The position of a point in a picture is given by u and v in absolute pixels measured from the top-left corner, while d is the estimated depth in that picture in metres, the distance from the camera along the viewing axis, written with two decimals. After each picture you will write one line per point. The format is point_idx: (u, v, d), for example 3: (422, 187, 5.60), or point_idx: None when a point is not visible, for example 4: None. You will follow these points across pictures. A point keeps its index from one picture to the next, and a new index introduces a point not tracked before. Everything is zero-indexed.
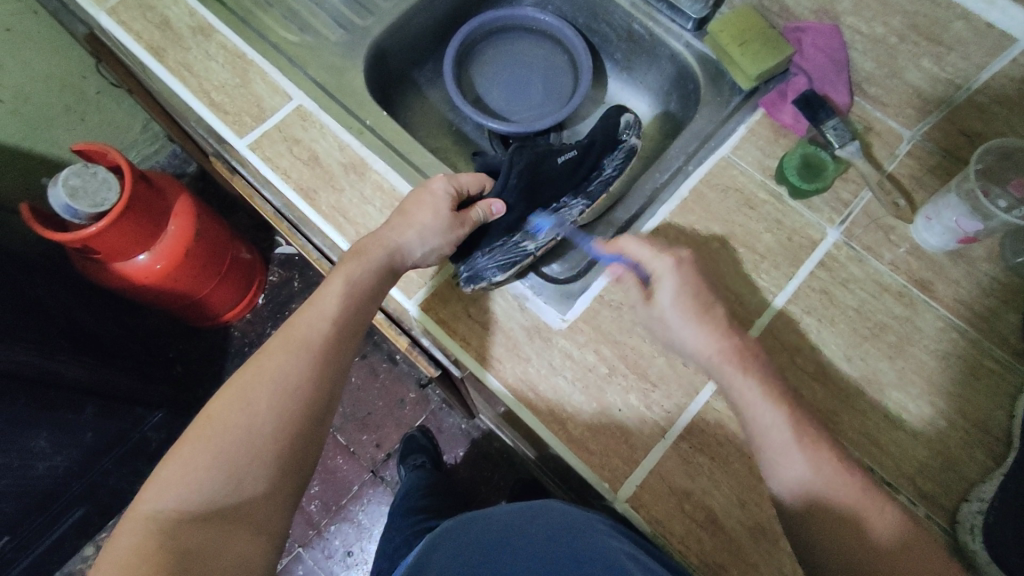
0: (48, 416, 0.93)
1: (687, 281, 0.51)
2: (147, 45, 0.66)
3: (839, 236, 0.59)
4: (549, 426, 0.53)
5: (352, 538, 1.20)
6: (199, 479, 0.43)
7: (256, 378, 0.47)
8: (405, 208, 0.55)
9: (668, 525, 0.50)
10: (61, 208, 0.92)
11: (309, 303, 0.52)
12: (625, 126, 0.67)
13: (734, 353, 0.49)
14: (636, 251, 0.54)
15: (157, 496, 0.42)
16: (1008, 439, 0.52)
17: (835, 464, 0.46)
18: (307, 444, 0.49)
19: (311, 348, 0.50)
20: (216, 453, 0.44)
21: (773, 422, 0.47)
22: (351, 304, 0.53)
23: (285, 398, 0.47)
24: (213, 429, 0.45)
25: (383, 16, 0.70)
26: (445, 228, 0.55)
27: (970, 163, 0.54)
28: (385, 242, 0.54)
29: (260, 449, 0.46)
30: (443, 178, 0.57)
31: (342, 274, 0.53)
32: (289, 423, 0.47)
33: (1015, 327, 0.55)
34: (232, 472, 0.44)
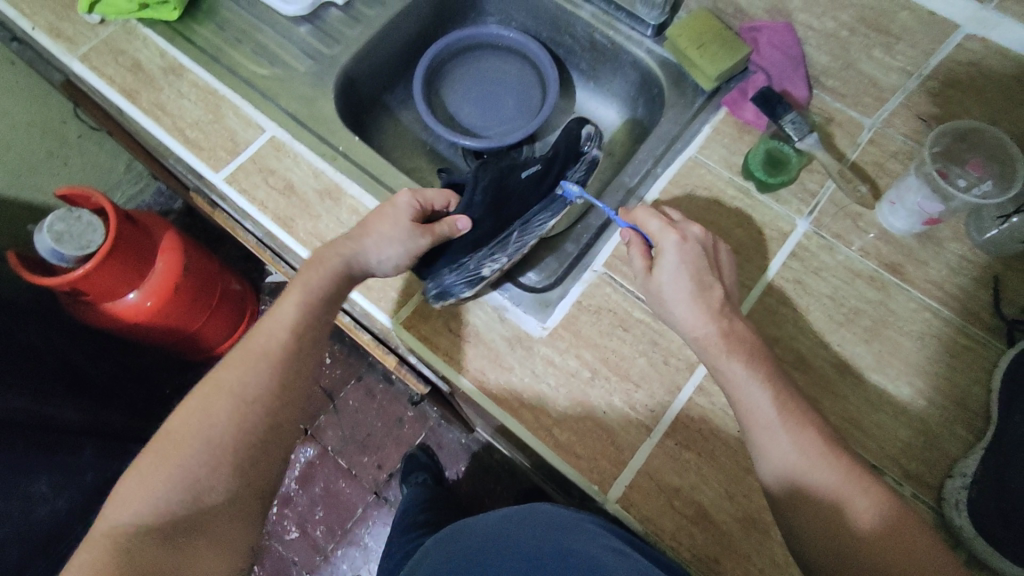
0: (47, 460, 0.94)
1: (687, 258, 0.52)
2: (119, 88, 0.67)
3: (808, 227, 0.60)
4: (536, 433, 0.54)
5: (359, 561, 1.20)
6: (158, 492, 0.46)
7: (215, 392, 0.49)
8: (365, 220, 0.55)
9: (659, 522, 0.51)
10: (48, 253, 0.93)
11: (270, 311, 0.53)
12: (587, 138, 0.66)
13: (722, 342, 0.50)
14: (648, 223, 0.55)
15: (118, 510, 0.45)
16: (987, 413, 0.53)
17: (820, 449, 0.46)
18: (266, 452, 0.51)
19: (269, 359, 0.51)
20: (175, 466, 0.47)
21: (760, 399, 0.48)
22: (310, 312, 0.53)
23: (242, 409, 0.49)
24: (172, 443, 0.48)
25: (350, 43, 0.72)
26: (404, 237, 0.54)
27: (925, 148, 0.55)
28: (344, 249, 0.54)
29: (221, 461, 0.48)
30: (407, 191, 0.56)
31: (300, 283, 0.53)
32: (247, 435, 0.49)
33: (988, 303, 0.57)
34: (192, 484, 0.47)
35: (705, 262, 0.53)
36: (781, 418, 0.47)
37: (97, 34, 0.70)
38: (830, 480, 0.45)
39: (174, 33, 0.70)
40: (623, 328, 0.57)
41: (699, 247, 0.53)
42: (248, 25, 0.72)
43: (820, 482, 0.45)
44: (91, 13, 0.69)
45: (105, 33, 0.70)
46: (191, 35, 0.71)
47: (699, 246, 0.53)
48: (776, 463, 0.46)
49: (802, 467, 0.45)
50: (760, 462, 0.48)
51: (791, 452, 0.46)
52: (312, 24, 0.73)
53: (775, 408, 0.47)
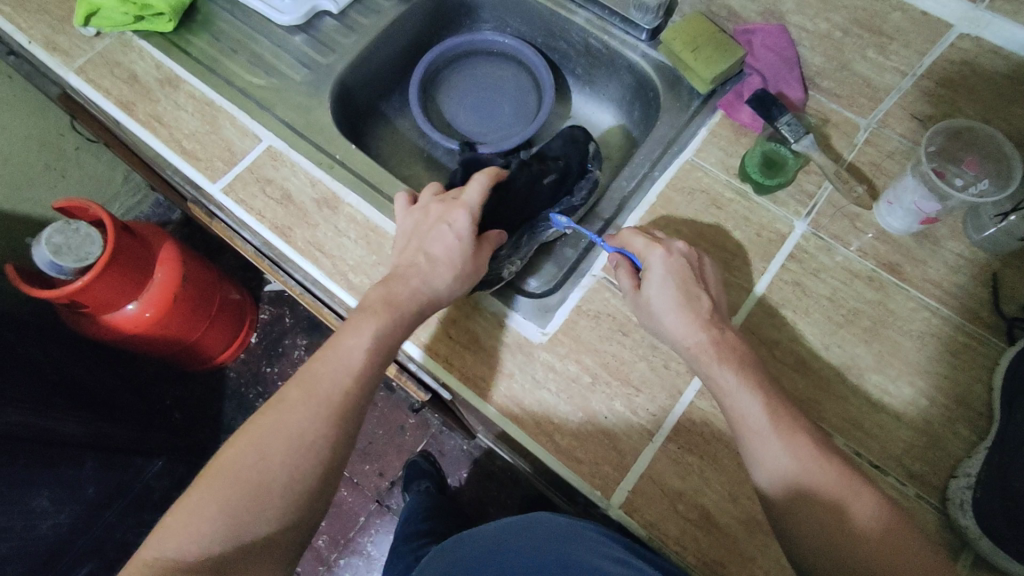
0: (50, 474, 0.93)
1: (675, 271, 0.53)
2: (116, 100, 0.67)
3: (806, 228, 0.60)
4: (538, 439, 0.53)
5: (362, 570, 1.20)
6: (204, 531, 0.45)
7: (273, 432, 0.48)
8: (430, 244, 0.55)
9: (663, 527, 0.50)
10: (46, 265, 0.93)
11: (335, 349, 0.51)
12: (591, 158, 0.70)
13: (713, 350, 0.50)
14: (632, 242, 0.56)
15: (160, 543, 0.44)
16: (990, 412, 0.53)
17: (815, 456, 0.46)
18: (314, 497, 0.49)
19: (330, 406, 0.49)
20: (224, 505, 0.46)
21: (751, 408, 0.48)
22: (377, 354, 0.51)
23: (297, 456, 0.48)
24: (220, 480, 0.46)
25: (346, 52, 0.72)
26: (471, 265, 0.56)
27: (920, 147, 0.55)
28: (417, 278, 0.54)
29: (264, 505, 0.47)
30: (466, 211, 0.56)
31: (376, 310, 0.52)
32: (299, 481, 0.48)
33: (987, 301, 0.57)
34: (235, 526, 0.46)
35: (692, 273, 0.54)
36: (773, 427, 0.47)
37: (93, 47, 0.70)
38: (825, 484, 0.45)
39: (170, 45, 0.70)
40: (623, 332, 0.56)
41: (684, 261, 0.54)
42: (243, 35, 0.72)
43: (815, 487, 0.44)
44: (86, 26, 0.69)
45: (101, 45, 0.70)
46: (187, 46, 0.71)
47: (683, 259, 0.54)
48: (769, 471, 0.46)
49: (796, 472, 0.45)
50: (754, 471, 0.47)
51: (784, 459, 0.46)
52: (308, 34, 0.73)
53: (767, 416, 0.47)
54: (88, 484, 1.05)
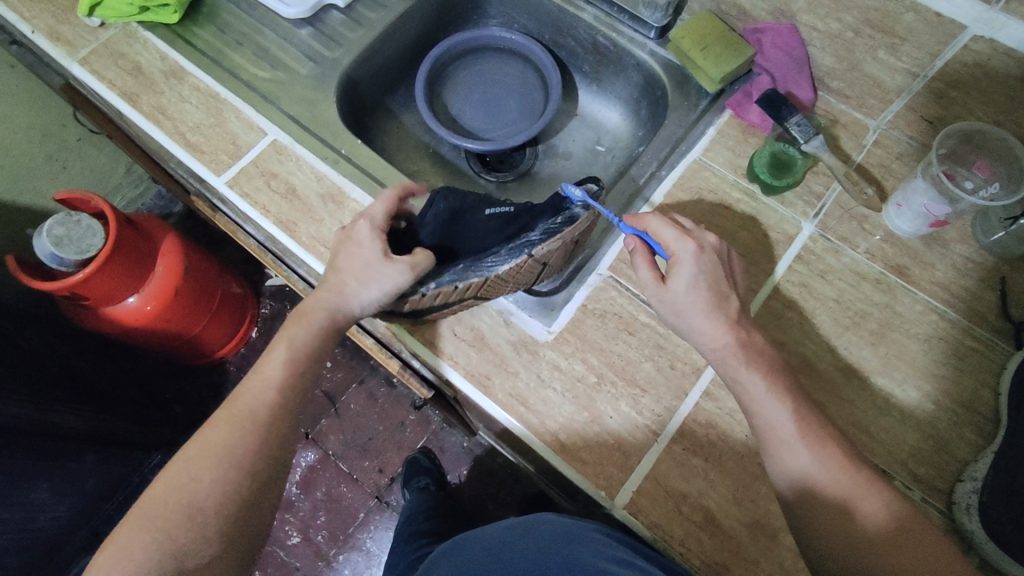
0: (48, 466, 0.93)
1: (705, 268, 0.51)
2: (120, 91, 0.66)
3: (814, 229, 0.60)
4: (542, 438, 0.53)
5: (361, 566, 1.20)
6: (138, 559, 0.44)
7: (201, 452, 0.48)
8: (336, 263, 0.53)
9: (667, 528, 0.50)
10: (47, 256, 0.93)
11: (257, 370, 0.52)
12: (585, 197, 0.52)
13: (740, 353, 0.50)
14: (662, 232, 0.53)
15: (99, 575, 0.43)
16: (996, 417, 0.53)
17: (841, 464, 0.46)
18: (253, 513, 0.49)
19: (257, 422, 0.50)
20: (158, 531, 0.45)
21: (781, 415, 0.47)
22: (295, 370, 0.52)
23: (231, 473, 0.48)
24: (154, 507, 0.46)
25: (352, 46, 0.71)
26: (375, 274, 0.50)
27: (931, 150, 0.55)
28: (324, 302, 0.53)
29: (199, 526, 0.46)
30: (363, 220, 0.53)
31: (285, 339, 0.53)
32: (234, 496, 0.48)
33: (994, 306, 0.56)
34: (175, 549, 0.45)
35: (722, 270, 0.52)
36: (803, 436, 0.46)
37: (97, 38, 0.69)
38: (857, 497, 0.45)
39: (175, 37, 0.70)
40: (628, 332, 0.56)
41: (716, 258, 0.52)
42: (249, 28, 0.72)
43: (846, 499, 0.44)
44: (90, 16, 0.69)
45: (105, 36, 0.69)
46: (192, 38, 0.70)
47: (716, 256, 0.52)
48: (797, 480, 0.46)
49: (826, 483, 0.45)
50: (779, 481, 0.47)
51: (813, 469, 0.45)
52: (314, 27, 0.72)
53: (795, 424, 0.47)
54: (86, 477, 1.05)
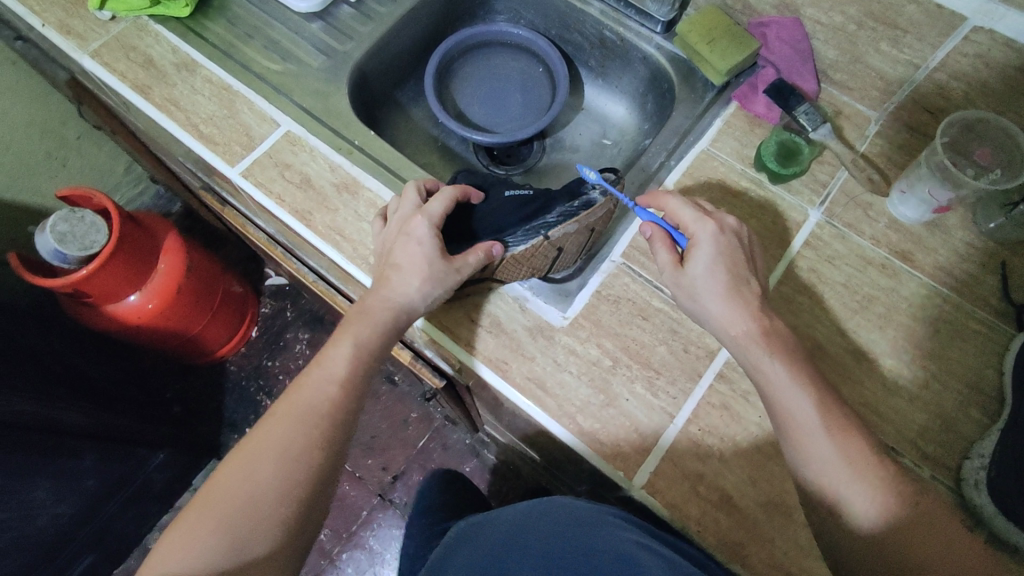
0: (46, 465, 0.91)
1: (722, 248, 0.52)
2: (132, 83, 0.67)
3: (821, 217, 0.61)
4: (559, 421, 0.54)
5: (364, 564, 1.20)
6: (201, 548, 0.44)
7: (265, 443, 0.48)
8: (392, 260, 0.53)
9: (685, 508, 0.51)
10: (50, 253, 0.92)
11: (318, 366, 0.52)
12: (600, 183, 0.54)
13: (761, 338, 0.50)
14: (682, 214, 0.54)
15: (162, 561, 0.44)
16: (1001, 396, 0.54)
17: (864, 456, 0.46)
18: (313, 507, 0.48)
19: (316, 416, 0.49)
20: (221, 520, 0.45)
21: (806, 405, 0.48)
22: (358, 368, 0.52)
23: (292, 464, 0.47)
24: (218, 495, 0.46)
25: (363, 39, 0.72)
26: (439, 274, 0.52)
27: (936, 137, 0.56)
28: (384, 299, 0.52)
29: (258, 515, 0.46)
30: (419, 217, 0.53)
31: (349, 335, 0.52)
32: (296, 488, 0.47)
33: (995, 289, 0.58)
34: (234, 537, 0.45)
35: (740, 251, 0.53)
36: (827, 424, 0.47)
37: (108, 31, 0.69)
38: (887, 486, 0.45)
39: (186, 30, 0.70)
40: (642, 317, 0.57)
41: (734, 238, 0.53)
42: (260, 22, 0.72)
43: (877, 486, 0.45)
44: (101, 9, 0.69)
45: (116, 29, 0.69)
46: (203, 31, 0.71)
47: (734, 238, 0.53)
48: (825, 468, 0.46)
49: (856, 471, 0.45)
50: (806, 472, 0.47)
51: (841, 458, 0.46)
52: (324, 21, 0.73)
53: (818, 413, 0.47)
54: (86, 477, 1.02)
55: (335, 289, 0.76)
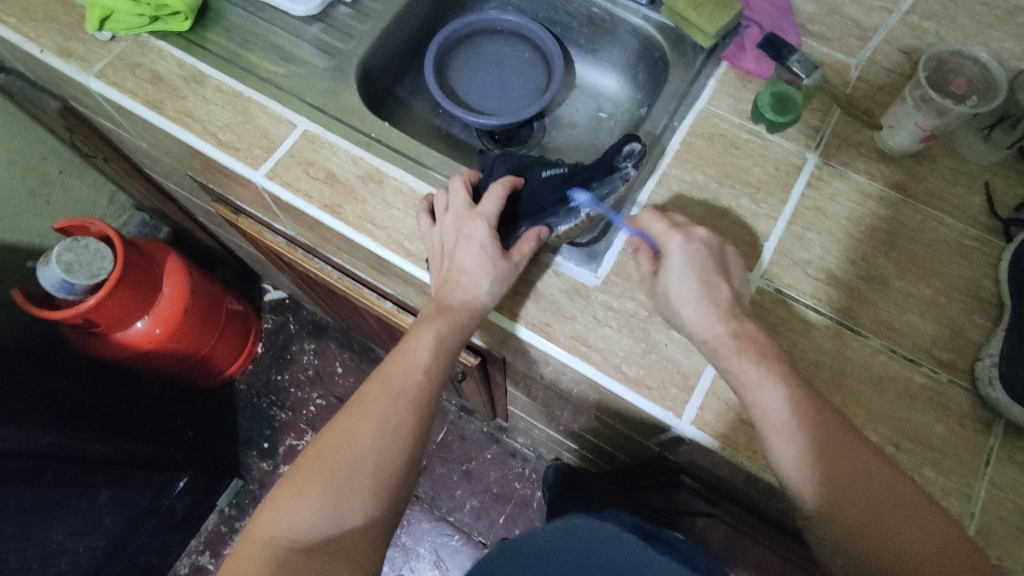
0: (60, 506, 0.90)
1: (693, 258, 0.54)
2: (143, 100, 0.67)
3: (818, 158, 0.66)
4: (607, 371, 0.57)
5: (400, 560, 1.24)
6: (309, 512, 0.48)
7: (362, 418, 0.52)
8: (457, 261, 0.57)
9: (734, 436, 0.55)
10: (56, 285, 0.91)
11: (408, 349, 0.55)
12: (628, 153, 0.57)
13: (732, 343, 0.51)
14: (651, 226, 0.57)
15: (273, 523, 0.48)
16: (1000, 300, 0.59)
17: (830, 450, 0.48)
18: (403, 479, 0.52)
19: (408, 397, 0.53)
20: (326, 487, 0.49)
21: (775, 403, 0.49)
22: (440, 355, 0.55)
23: (388, 440, 0.51)
24: (320, 463, 0.50)
25: (363, 37, 0.74)
26: (502, 271, 0.56)
27: (918, 72, 0.61)
28: (462, 294, 0.56)
29: (358, 485, 0.50)
30: (478, 220, 0.57)
31: (431, 330, 0.55)
32: (390, 463, 0.51)
33: (982, 207, 0.63)
34: (338, 505, 0.49)
35: (711, 261, 0.54)
36: (800, 421, 0.48)
37: (110, 51, 0.70)
38: (858, 482, 0.47)
39: (188, 43, 0.71)
40: None
41: (704, 248, 0.55)
42: (259, 29, 0.74)
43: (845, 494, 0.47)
44: (101, 30, 0.70)
45: (118, 49, 0.70)
46: (205, 43, 0.72)
47: (705, 247, 0.55)
48: (790, 469, 0.48)
49: (824, 473, 0.47)
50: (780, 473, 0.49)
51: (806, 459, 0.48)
52: (323, 23, 0.75)
53: (791, 410, 0.48)
54: (105, 511, 1.01)
55: (361, 282, 0.78)
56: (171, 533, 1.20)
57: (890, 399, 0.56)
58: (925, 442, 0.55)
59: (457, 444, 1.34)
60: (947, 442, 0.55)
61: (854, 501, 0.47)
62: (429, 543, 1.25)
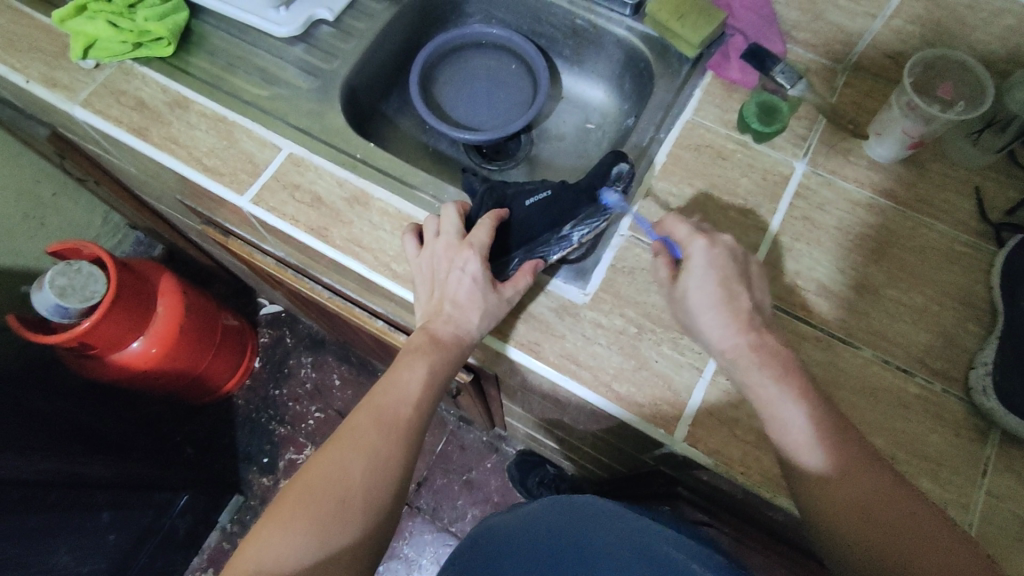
0: (61, 532, 0.90)
1: (713, 265, 0.53)
2: (128, 127, 0.67)
3: (806, 167, 0.65)
4: (598, 390, 0.57)
5: (403, 573, 1.24)
6: (296, 543, 0.47)
7: (352, 449, 0.51)
8: (450, 295, 0.57)
9: (726, 452, 0.54)
10: (50, 310, 0.91)
11: (399, 381, 0.55)
12: (618, 176, 0.62)
13: (751, 354, 0.50)
14: (676, 230, 0.56)
15: (257, 555, 0.46)
16: (992, 307, 0.59)
17: (849, 466, 0.46)
18: (391, 512, 0.52)
19: (399, 429, 0.53)
20: (314, 518, 0.48)
21: (795, 418, 0.48)
22: (430, 388, 0.56)
23: (378, 471, 0.51)
24: (308, 494, 0.49)
25: (347, 57, 0.74)
26: (494, 305, 0.56)
27: (902, 78, 0.60)
28: (453, 328, 0.57)
29: (347, 517, 0.49)
30: (469, 251, 0.57)
31: (423, 361, 0.56)
32: (379, 495, 0.51)
33: (972, 212, 0.63)
34: (327, 536, 0.48)
35: (733, 269, 0.53)
36: (817, 441, 0.47)
37: (93, 79, 0.70)
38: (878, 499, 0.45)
39: (172, 68, 0.71)
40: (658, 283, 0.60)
41: (727, 253, 0.54)
42: (243, 51, 0.74)
43: (862, 511, 0.45)
44: (84, 59, 0.70)
45: (102, 76, 0.70)
46: (189, 68, 0.72)
47: (728, 253, 0.54)
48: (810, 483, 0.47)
49: (839, 492, 0.46)
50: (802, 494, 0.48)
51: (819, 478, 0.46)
52: (306, 43, 0.75)
53: (811, 427, 0.47)
54: (107, 534, 1.01)
55: (352, 302, 0.78)
56: (174, 551, 1.20)
57: (883, 411, 0.56)
58: (919, 454, 0.54)
59: (458, 454, 1.34)
60: (942, 454, 0.54)
61: (875, 522, 0.44)
62: (431, 555, 1.25)
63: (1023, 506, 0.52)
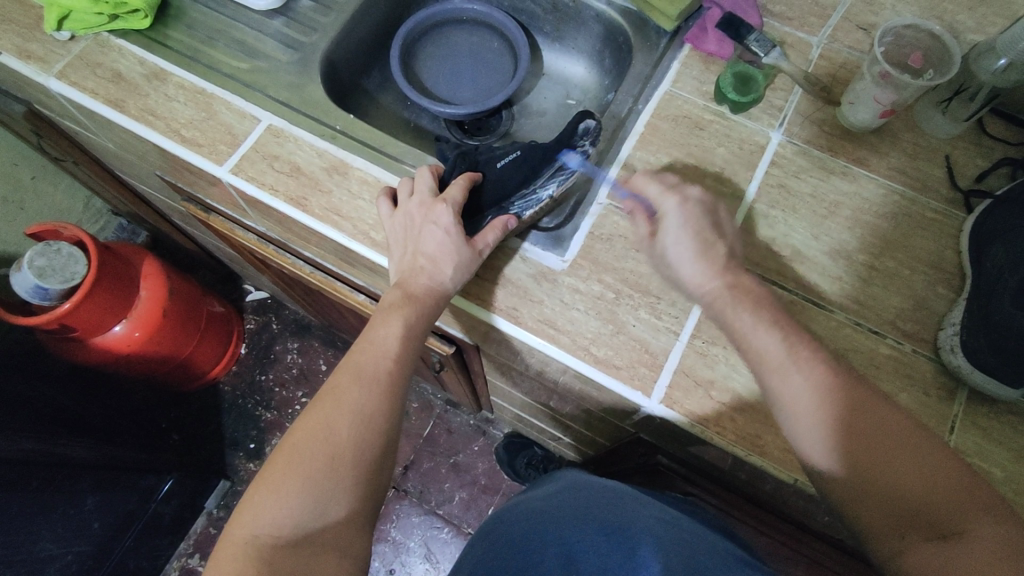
0: (45, 517, 0.89)
1: (689, 218, 0.55)
2: (104, 98, 0.67)
3: (781, 137, 0.66)
4: (575, 354, 0.58)
5: (391, 555, 1.24)
6: (291, 505, 0.46)
7: (335, 407, 0.51)
8: (424, 249, 0.57)
9: (702, 413, 0.55)
10: (30, 291, 0.90)
11: (375, 336, 0.55)
12: (584, 133, 0.64)
13: (727, 295, 0.52)
14: (646, 189, 0.58)
15: (253, 522, 0.46)
16: (960, 271, 0.60)
17: (831, 385, 0.47)
18: (380, 467, 0.52)
19: (381, 383, 0.53)
20: (306, 478, 0.47)
21: (771, 344, 0.49)
22: (409, 342, 0.55)
23: (365, 427, 0.51)
24: (296, 456, 0.48)
25: (327, 30, 0.74)
26: (467, 257, 0.57)
27: (873, 49, 0.61)
28: (428, 280, 0.56)
29: (339, 475, 0.48)
30: (442, 205, 0.58)
31: (399, 317, 0.55)
32: (366, 449, 0.50)
33: (943, 179, 0.64)
34: (318, 497, 0.47)
35: (706, 220, 0.55)
36: (791, 360, 0.48)
37: (69, 51, 0.69)
38: (866, 419, 0.46)
39: (149, 40, 0.71)
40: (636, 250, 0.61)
41: (699, 208, 0.56)
42: (221, 24, 0.74)
43: (851, 427, 0.45)
44: (60, 30, 0.69)
45: (78, 48, 0.70)
46: (166, 41, 0.71)
47: (700, 207, 0.56)
48: (797, 408, 0.47)
49: (828, 407, 0.46)
50: (784, 421, 0.48)
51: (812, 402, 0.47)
52: (285, 17, 0.75)
53: (785, 352, 0.49)
54: (92, 519, 1.00)
55: (334, 276, 0.78)
56: (159, 538, 1.19)
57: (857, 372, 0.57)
58: None
59: (445, 437, 1.34)
60: (914, 410, 0.55)
61: (864, 437, 0.45)
62: (419, 537, 1.25)
63: (989, 461, 0.54)
